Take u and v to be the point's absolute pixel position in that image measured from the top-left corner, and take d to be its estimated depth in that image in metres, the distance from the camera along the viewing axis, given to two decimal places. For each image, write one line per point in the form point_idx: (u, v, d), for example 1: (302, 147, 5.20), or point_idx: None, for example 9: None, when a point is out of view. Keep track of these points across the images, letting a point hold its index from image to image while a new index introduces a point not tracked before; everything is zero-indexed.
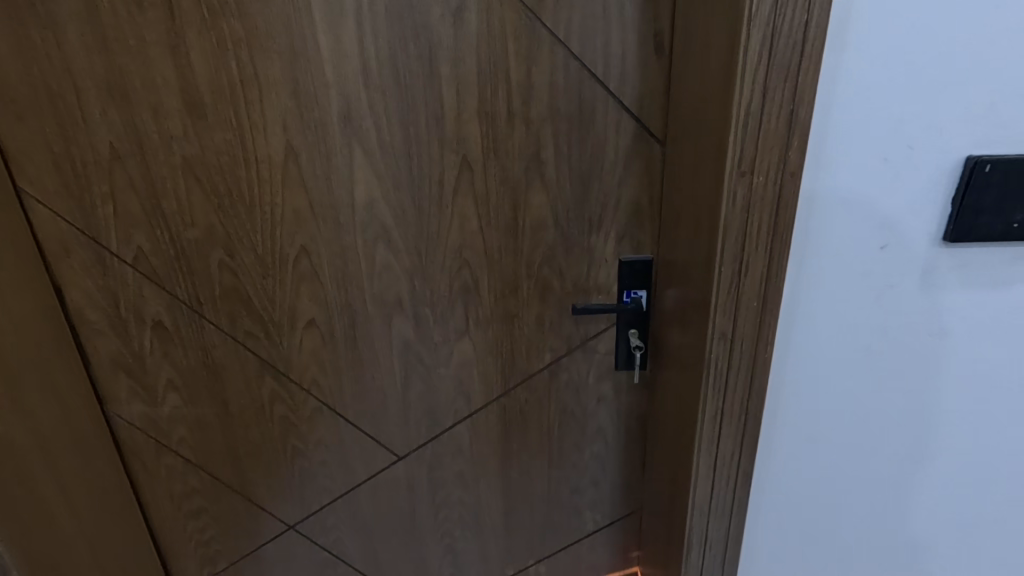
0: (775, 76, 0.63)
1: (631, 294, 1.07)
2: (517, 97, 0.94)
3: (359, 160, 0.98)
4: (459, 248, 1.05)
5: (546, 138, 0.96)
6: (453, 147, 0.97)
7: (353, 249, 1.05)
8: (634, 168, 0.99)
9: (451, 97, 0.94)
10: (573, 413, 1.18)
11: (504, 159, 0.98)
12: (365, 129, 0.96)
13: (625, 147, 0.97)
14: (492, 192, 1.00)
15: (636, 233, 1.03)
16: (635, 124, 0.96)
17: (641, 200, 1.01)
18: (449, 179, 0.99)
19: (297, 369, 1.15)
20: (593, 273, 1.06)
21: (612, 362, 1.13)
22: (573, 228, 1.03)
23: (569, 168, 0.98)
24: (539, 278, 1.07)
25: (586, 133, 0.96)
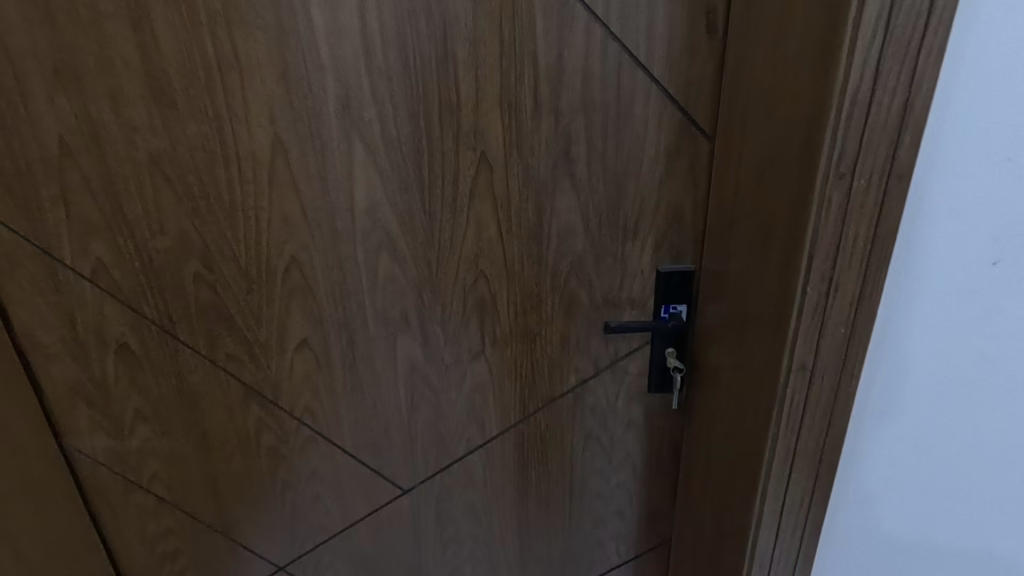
0: (891, 57, 0.51)
1: (669, 309, 0.94)
2: (546, 85, 0.81)
3: (360, 157, 0.84)
4: (474, 258, 0.91)
5: (578, 132, 0.84)
6: (470, 142, 0.84)
7: (353, 260, 0.91)
8: (677, 168, 0.86)
9: (468, 84, 0.80)
10: (599, 439, 1.06)
11: (529, 157, 0.85)
12: (368, 122, 0.82)
13: (668, 143, 0.84)
14: (514, 194, 0.87)
15: (677, 241, 0.91)
16: (681, 116, 0.83)
17: (684, 203, 0.88)
18: (464, 180, 0.86)
19: (287, 395, 1.01)
20: (626, 285, 0.94)
21: (645, 384, 1.01)
22: (606, 236, 0.90)
23: (603, 167, 0.86)
24: (565, 291, 0.94)
25: (624, 127, 0.83)
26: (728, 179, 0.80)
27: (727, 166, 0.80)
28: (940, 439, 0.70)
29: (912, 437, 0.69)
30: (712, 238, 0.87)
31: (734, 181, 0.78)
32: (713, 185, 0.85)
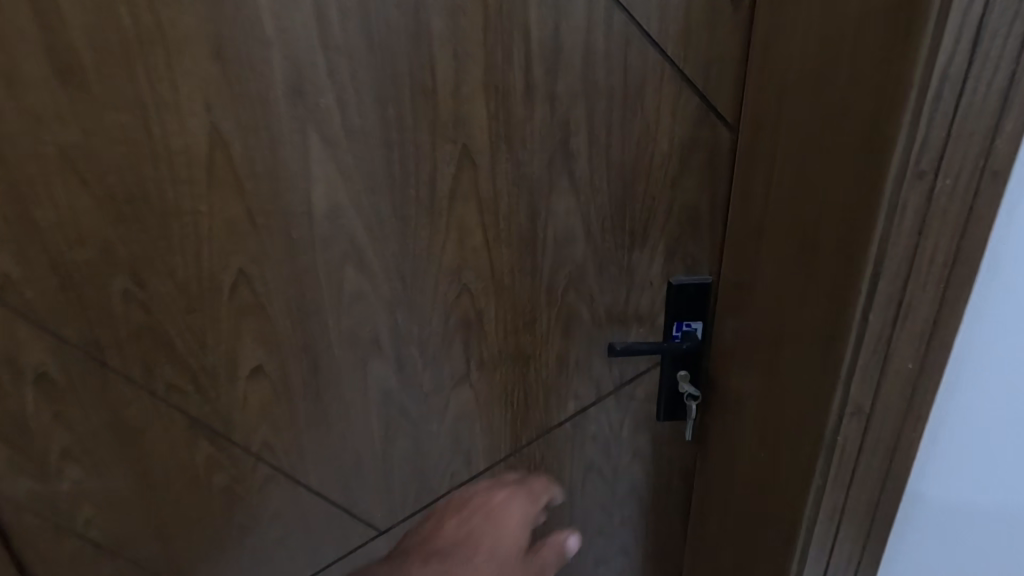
0: (997, 18, 0.39)
1: (681, 327, 0.82)
2: (540, 64, 0.67)
3: (317, 152, 0.70)
4: (457, 269, 0.78)
5: (578, 121, 0.70)
6: (449, 134, 0.70)
7: (314, 272, 0.77)
8: (693, 163, 0.73)
9: (446, 63, 0.67)
10: (601, 472, 0.94)
11: (520, 150, 0.72)
12: (326, 109, 0.68)
13: (683, 134, 0.72)
14: (502, 194, 0.74)
15: (692, 249, 0.78)
16: (699, 102, 0.70)
17: (701, 204, 0.76)
18: (444, 178, 0.72)
19: (241, 429, 0.87)
20: (633, 299, 0.81)
21: (653, 411, 0.89)
22: (610, 243, 0.77)
23: (606, 163, 0.73)
24: (562, 306, 0.81)
25: (632, 115, 0.70)
26: (756, 180, 0.68)
27: (755, 161, 0.68)
28: (1020, 491, 0.59)
29: (990, 490, 0.58)
30: (734, 249, 0.74)
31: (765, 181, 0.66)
32: (735, 187, 0.73)
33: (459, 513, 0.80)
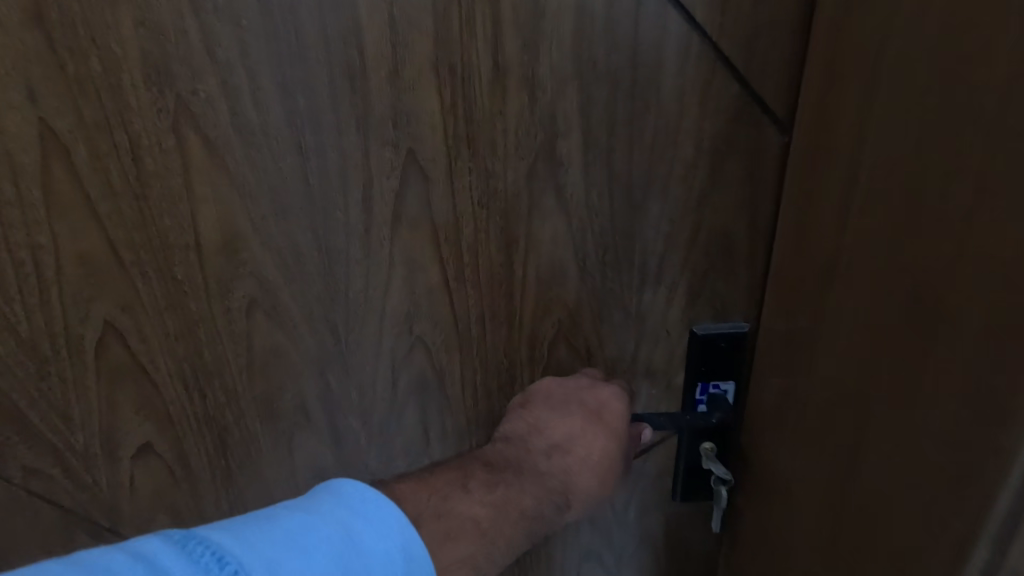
0: None
1: (706, 389, 0.62)
2: (514, 35, 0.47)
3: (199, 161, 0.50)
4: (407, 317, 0.57)
5: (569, 117, 0.50)
6: (388, 135, 0.50)
7: (210, 325, 0.56)
8: (726, 176, 0.53)
9: (378, 33, 0.46)
10: (601, 561, 0.74)
11: (489, 158, 0.51)
12: (206, 100, 0.47)
13: (714, 136, 0.52)
14: (466, 219, 0.53)
15: (722, 289, 0.58)
16: (737, 90, 0.50)
17: (735, 230, 0.56)
18: (383, 196, 0.52)
19: (131, 521, 0.66)
20: (642, 354, 0.61)
21: (667, 488, 0.70)
22: (613, 281, 0.57)
23: (609, 175, 0.53)
24: (550, 363, 0.61)
25: (644, 107, 0.50)
26: (820, 202, 0.47)
27: (815, 175, 0.48)
28: None
29: None
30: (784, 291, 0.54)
31: (837, 206, 0.45)
32: (784, 208, 0.52)
33: (543, 403, 0.60)
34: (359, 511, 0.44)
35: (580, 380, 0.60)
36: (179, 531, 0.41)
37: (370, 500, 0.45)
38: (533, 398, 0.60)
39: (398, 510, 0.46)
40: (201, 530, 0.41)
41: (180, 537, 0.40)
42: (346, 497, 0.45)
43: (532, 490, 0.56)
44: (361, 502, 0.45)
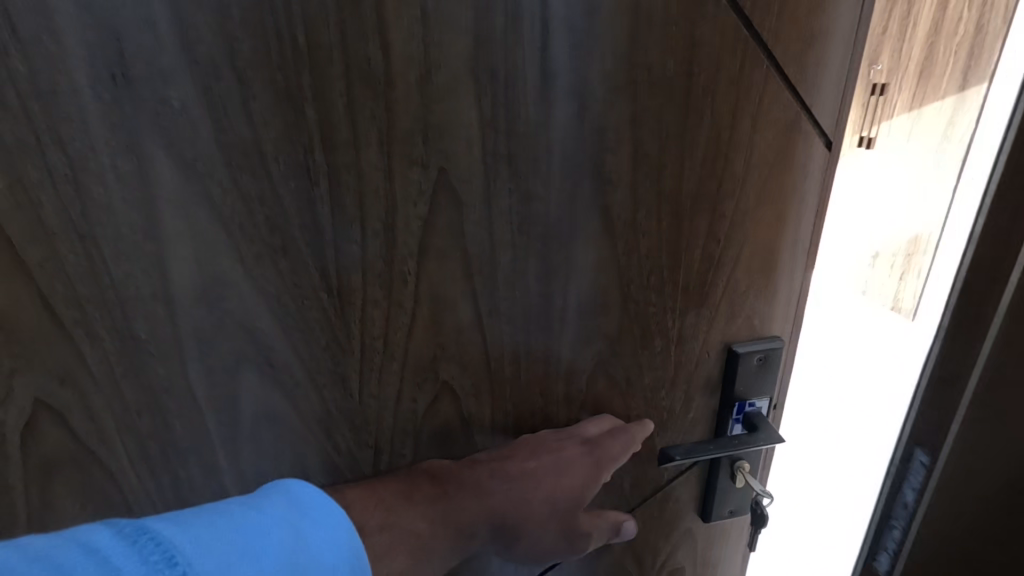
0: None
1: (743, 408, 0.60)
2: (564, 35, 0.40)
3: (171, 188, 0.38)
4: (433, 362, 0.49)
5: (620, 131, 0.45)
6: (415, 152, 0.41)
7: (185, 391, 0.45)
8: (774, 192, 0.51)
9: (406, 31, 0.38)
10: None
11: (531, 178, 0.44)
12: (182, 111, 0.37)
13: (766, 150, 0.49)
14: (503, 247, 0.46)
15: (762, 305, 0.56)
16: (788, 101, 0.47)
17: (779, 247, 0.53)
18: (408, 224, 0.44)
19: None
20: (680, 378, 0.58)
21: (699, 509, 0.68)
22: (656, 306, 0.53)
23: (658, 192, 0.48)
24: (587, 398, 0.56)
25: (698, 118, 0.46)
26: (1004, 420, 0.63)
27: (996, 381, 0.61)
28: None
29: None
30: (980, 406, 0.62)
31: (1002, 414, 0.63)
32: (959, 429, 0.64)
33: (547, 450, 0.52)
34: (301, 509, 0.38)
35: (613, 437, 0.54)
36: (125, 521, 0.32)
37: (307, 497, 0.39)
38: (541, 446, 0.52)
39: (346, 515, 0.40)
40: (152, 524, 0.32)
41: (130, 528, 0.31)
42: (293, 501, 0.39)
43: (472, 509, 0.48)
44: (306, 502, 0.39)
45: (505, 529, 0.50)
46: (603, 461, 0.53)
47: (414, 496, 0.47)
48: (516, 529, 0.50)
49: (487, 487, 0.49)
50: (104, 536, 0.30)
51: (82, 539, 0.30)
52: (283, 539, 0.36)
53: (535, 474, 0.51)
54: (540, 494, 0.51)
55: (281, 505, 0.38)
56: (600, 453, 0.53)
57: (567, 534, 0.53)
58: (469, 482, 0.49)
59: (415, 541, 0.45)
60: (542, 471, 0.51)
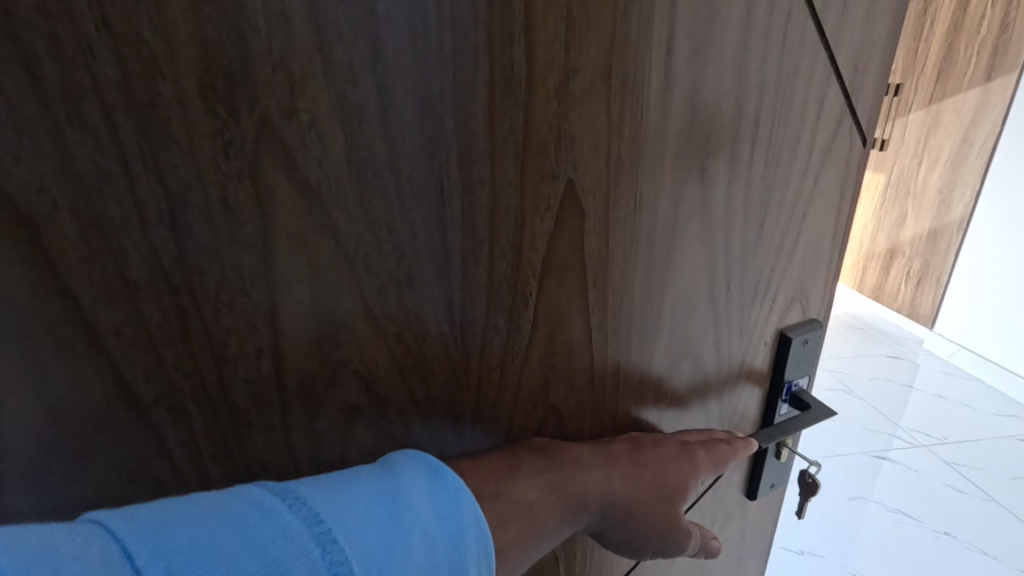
0: None
1: (790, 388, 0.65)
2: (688, 42, 0.40)
3: (291, 220, 0.32)
4: (545, 384, 0.47)
5: (721, 136, 0.45)
6: (548, 165, 0.38)
7: (286, 462, 0.37)
8: (825, 187, 0.55)
9: (550, 34, 0.35)
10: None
11: (647, 187, 0.44)
12: (311, 126, 0.30)
13: (824, 149, 0.53)
14: (617, 258, 0.45)
15: (808, 292, 0.61)
16: (842, 103, 0.51)
17: (823, 238, 0.58)
18: (534, 243, 0.40)
19: None
20: (742, 368, 0.61)
21: (745, 490, 0.71)
22: (732, 303, 0.55)
23: (744, 194, 0.50)
24: (670, 397, 0.56)
25: (779, 122, 0.48)
26: None
27: None
28: None
29: None
30: None
31: None
32: None
33: (653, 441, 0.49)
34: (437, 488, 0.33)
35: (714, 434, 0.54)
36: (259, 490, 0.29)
37: (442, 473, 0.34)
38: (646, 439, 0.49)
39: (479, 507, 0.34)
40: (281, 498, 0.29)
41: (279, 489, 0.29)
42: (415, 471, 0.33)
43: (579, 477, 0.44)
44: (436, 479, 0.33)
45: (602, 511, 0.45)
46: (701, 463, 0.50)
47: (522, 466, 0.42)
48: (612, 510, 0.46)
49: (590, 460, 0.45)
50: (258, 492, 0.29)
51: (235, 495, 0.28)
52: (412, 528, 0.31)
53: (639, 460, 0.47)
54: (642, 480, 0.46)
55: (414, 486, 0.32)
56: (697, 454, 0.50)
57: (654, 534, 0.48)
58: (572, 457, 0.45)
59: (528, 509, 0.40)
60: (646, 454, 0.48)
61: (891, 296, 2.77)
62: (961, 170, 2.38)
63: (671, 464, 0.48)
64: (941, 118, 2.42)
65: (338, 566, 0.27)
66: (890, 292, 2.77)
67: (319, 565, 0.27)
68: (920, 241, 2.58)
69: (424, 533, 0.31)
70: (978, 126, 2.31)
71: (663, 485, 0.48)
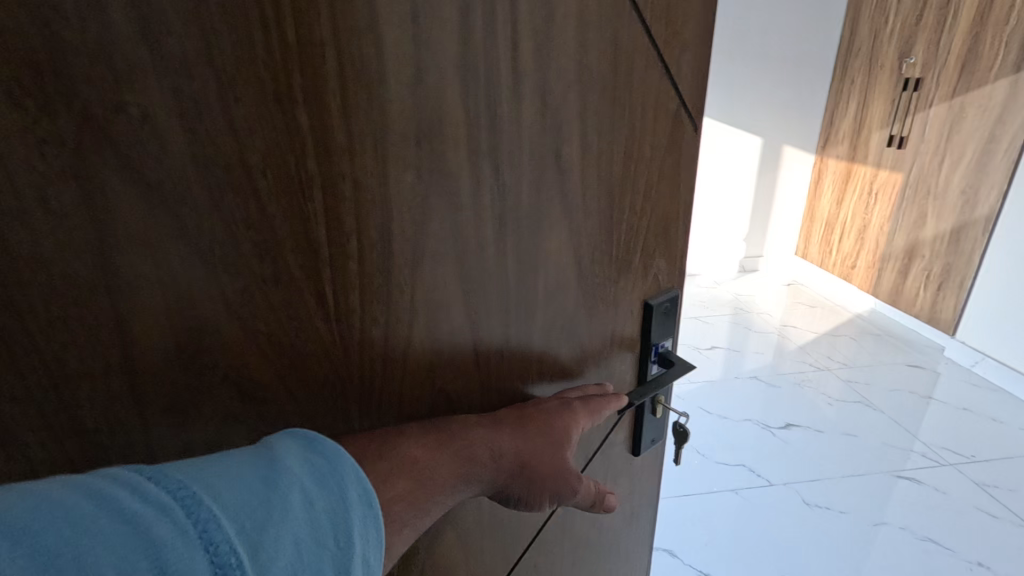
0: None
1: (658, 349, 0.73)
2: (532, 38, 0.44)
3: (129, 222, 0.30)
4: (431, 370, 0.48)
5: (572, 125, 0.50)
6: (410, 156, 0.40)
7: None
8: (666, 168, 0.63)
9: (399, 30, 0.36)
10: (588, 537, 0.79)
11: (508, 174, 0.47)
12: (144, 122, 0.29)
13: (662, 135, 0.60)
14: (487, 242, 0.48)
15: (663, 262, 0.69)
16: (672, 94, 0.59)
17: (671, 214, 0.66)
18: (404, 231, 0.42)
19: None
20: (615, 336, 0.67)
21: (631, 446, 0.79)
22: (599, 277, 0.61)
23: (598, 177, 0.55)
24: (553, 370, 0.61)
25: (622, 112, 0.54)
26: None
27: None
28: None
29: None
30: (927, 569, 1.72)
31: None
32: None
33: (538, 402, 0.54)
34: (314, 454, 0.33)
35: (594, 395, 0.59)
36: (114, 472, 0.27)
37: (318, 442, 0.34)
38: (531, 403, 0.54)
39: (361, 471, 0.35)
40: (143, 475, 0.27)
41: (135, 472, 0.27)
42: (289, 444, 0.33)
43: (467, 434, 0.46)
44: (311, 447, 0.33)
45: (494, 464, 0.47)
46: (581, 414, 0.55)
47: (407, 431, 0.43)
48: (504, 462, 0.47)
49: (478, 420, 0.48)
50: (119, 472, 0.27)
51: (83, 480, 0.26)
52: (288, 491, 0.30)
53: (526, 416, 0.51)
54: (530, 432, 0.50)
55: (295, 457, 0.32)
56: (577, 407, 0.55)
57: (543, 482, 0.50)
58: (460, 419, 0.48)
59: (415, 467, 0.41)
60: (532, 412, 0.52)
61: (908, 301, 2.89)
62: (987, 173, 2.41)
63: (555, 417, 0.53)
64: (965, 113, 2.48)
65: (212, 531, 0.26)
66: (911, 291, 2.86)
67: (189, 531, 0.26)
68: (943, 241, 2.64)
69: (306, 500, 0.31)
70: (1002, 122, 2.34)
71: (552, 437, 0.51)
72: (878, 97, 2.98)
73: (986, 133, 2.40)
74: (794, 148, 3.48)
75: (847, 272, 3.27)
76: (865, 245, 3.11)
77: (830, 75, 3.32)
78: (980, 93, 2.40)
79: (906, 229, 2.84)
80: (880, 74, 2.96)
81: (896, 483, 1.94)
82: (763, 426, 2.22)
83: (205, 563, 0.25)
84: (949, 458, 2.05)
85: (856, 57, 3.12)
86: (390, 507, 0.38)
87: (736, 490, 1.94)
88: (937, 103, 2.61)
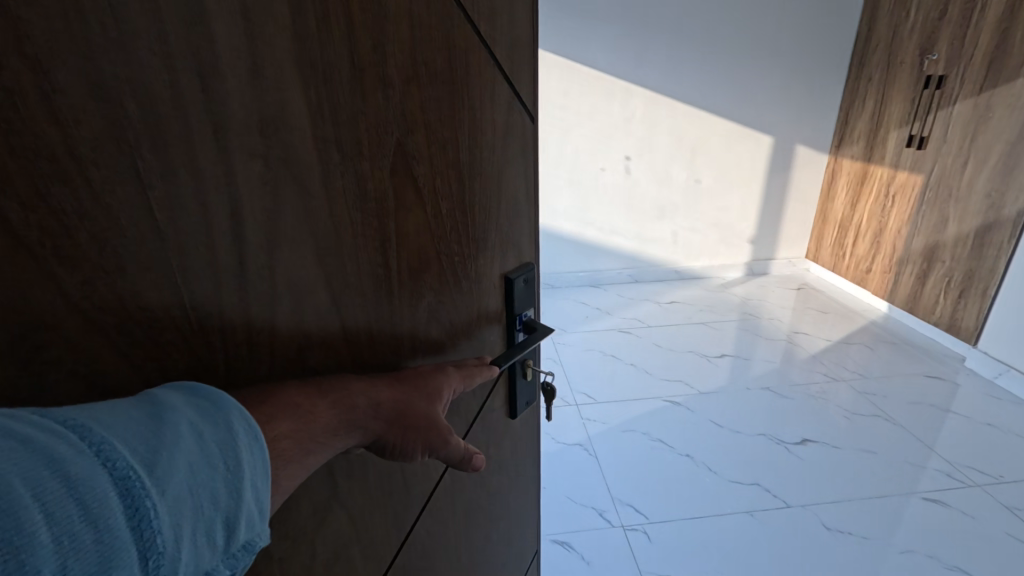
0: None
1: (522, 319, 0.82)
2: (367, 35, 0.48)
3: None
4: (297, 350, 0.51)
5: (416, 115, 0.55)
6: (253, 145, 0.42)
7: None
8: (510, 154, 0.71)
9: (229, 25, 0.38)
10: (478, 499, 0.86)
11: (358, 160, 0.51)
12: None
13: (502, 125, 0.68)
14: (344, 224, 0.51)
15: (518, 239, 0.78)
16: (507, 88, 0.67)
17: (519, 195, 0.75)
18: (255, 216, 0.44)
19: None
20: (483, 309, 0.74)
21: (508, 410, 0.87)
22: (460, 252, 0.67)
23: (448, 162, 0.61)
24: (424, 344, 0.66)
25: (463, 104, 0.60)
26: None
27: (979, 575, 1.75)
28: None
29: None
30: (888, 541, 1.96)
31: None
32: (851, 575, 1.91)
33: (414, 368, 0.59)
34: (196, 396, 0.36)
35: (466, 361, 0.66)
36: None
37: (198, 389, 0.36)
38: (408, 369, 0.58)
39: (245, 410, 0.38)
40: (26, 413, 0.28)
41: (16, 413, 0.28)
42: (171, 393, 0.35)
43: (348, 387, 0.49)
44: (192, 394, 0.36)
45: (371, 411, 0.50)
46: (452, 374, 0.61)
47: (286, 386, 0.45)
48: (382, 411, 0.51)
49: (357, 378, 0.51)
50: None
51: None
52: (174, 423, 0.33)
53: (402, 377, 0.56)
54: (406, 389, 0.55)
55: (175, 400, 0.35)
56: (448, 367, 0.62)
57: (421, 434, 0.55)
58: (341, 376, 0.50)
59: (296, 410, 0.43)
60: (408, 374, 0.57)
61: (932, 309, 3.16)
62: (1014, 173, 2.62)
63: (428, 377, 0.58)
64: (991, 113, 2.70)
65: (106, 450, 0.29)
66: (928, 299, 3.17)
67: (85, 452, 0.28)
68: (966, 242, 2.89)
69: (194, 431, 0.33)
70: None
71: (427, 392, 0.57)
72: (891, 106, 3.40)
73: (1013, 134, 2.60)
74: (807, 147, 3.98)
75: (863, 275, 3.75)
76: (883, 249, 3.51)
77: (858, 74, 3.70)
78: (1009, 90, 2.59)
79: (926, 232, 3.15)
80: (897, 74, 3.34)
81: (913, 499, 2.05)
82: (782, 444, 2.36)
83: (102, 474, 0.28)
84: (978, 477, 2.15)
85: (877, 51, 3.51)
86: (275, 444, 0.40)
87: (752, 512, 2.01)
88: (961, 99, 2.87)
